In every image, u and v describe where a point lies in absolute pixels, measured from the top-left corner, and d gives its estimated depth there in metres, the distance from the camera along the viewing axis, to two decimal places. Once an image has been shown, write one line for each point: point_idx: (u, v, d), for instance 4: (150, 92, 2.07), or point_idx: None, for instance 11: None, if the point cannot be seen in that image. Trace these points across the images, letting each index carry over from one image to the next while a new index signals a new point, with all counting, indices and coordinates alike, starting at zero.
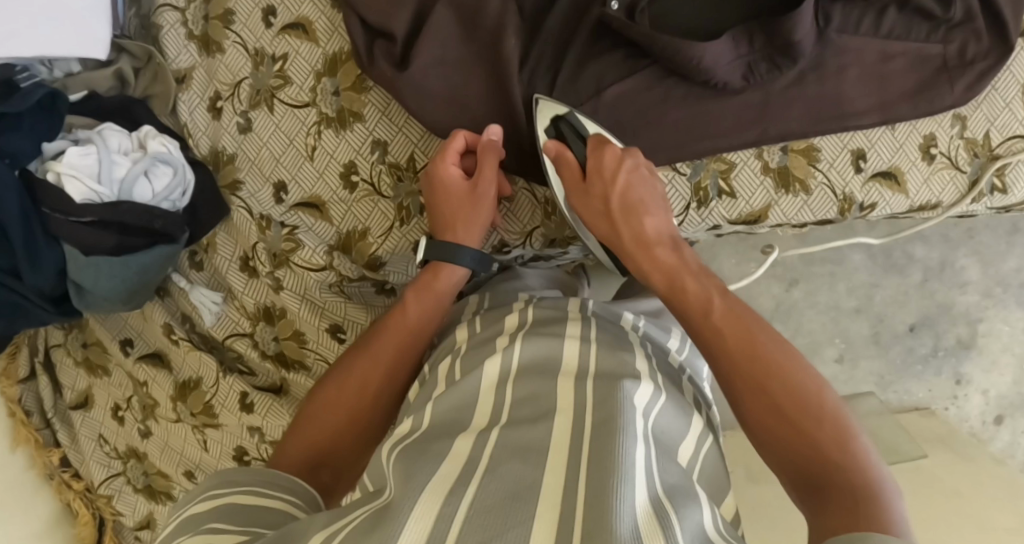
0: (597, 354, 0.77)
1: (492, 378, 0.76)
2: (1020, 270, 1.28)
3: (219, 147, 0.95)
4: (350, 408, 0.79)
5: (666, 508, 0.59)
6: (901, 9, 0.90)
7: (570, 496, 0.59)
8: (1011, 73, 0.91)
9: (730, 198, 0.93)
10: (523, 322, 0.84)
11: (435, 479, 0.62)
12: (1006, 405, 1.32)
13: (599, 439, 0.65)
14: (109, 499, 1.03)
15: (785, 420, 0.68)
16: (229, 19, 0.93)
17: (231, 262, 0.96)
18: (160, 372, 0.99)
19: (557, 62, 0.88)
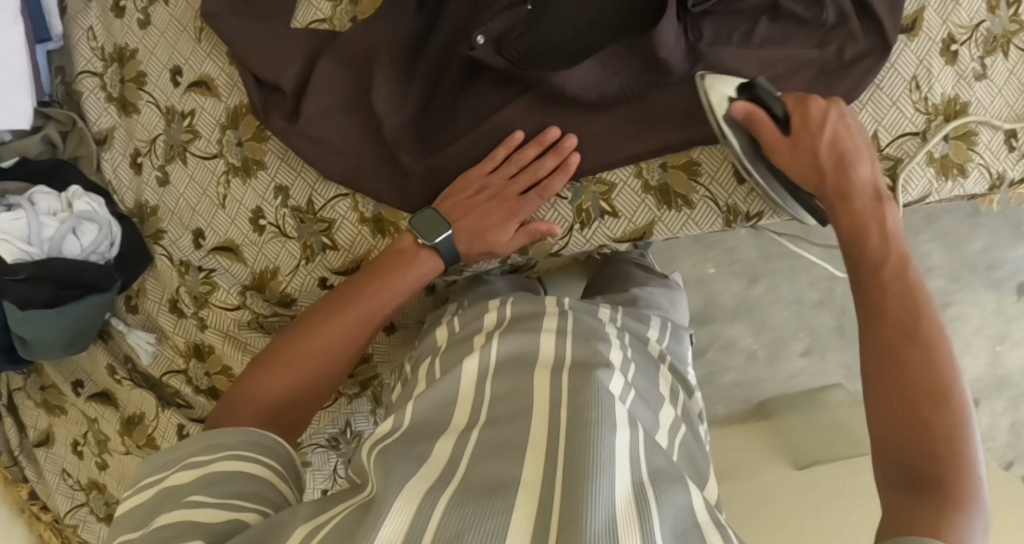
0: (571, 343, 0.83)
1: (472, 376, 0.82)
2: (984, 251, 1.40)
3: (142, 201, 1.02)
4: (321, 359, 0.85)
5: (645, 494, 0.61)
6: (773, 19, 0.92)
7: (547, 483, 0.63)
8: (896, 72, 0.97)
9: (614, 217, 0.92)
10: (500, 320, 0.91)
11: (415, 475, 0.65)
12: (979, 388, 1.47)
13: (574, 436, 0.67)
14: (75, 528, 1.12)
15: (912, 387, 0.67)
16: (141, 81, 1.00)
17: (161, 305, 1.04)
18: (108, 409, 1.07)
19: (431, 98, 0.90)
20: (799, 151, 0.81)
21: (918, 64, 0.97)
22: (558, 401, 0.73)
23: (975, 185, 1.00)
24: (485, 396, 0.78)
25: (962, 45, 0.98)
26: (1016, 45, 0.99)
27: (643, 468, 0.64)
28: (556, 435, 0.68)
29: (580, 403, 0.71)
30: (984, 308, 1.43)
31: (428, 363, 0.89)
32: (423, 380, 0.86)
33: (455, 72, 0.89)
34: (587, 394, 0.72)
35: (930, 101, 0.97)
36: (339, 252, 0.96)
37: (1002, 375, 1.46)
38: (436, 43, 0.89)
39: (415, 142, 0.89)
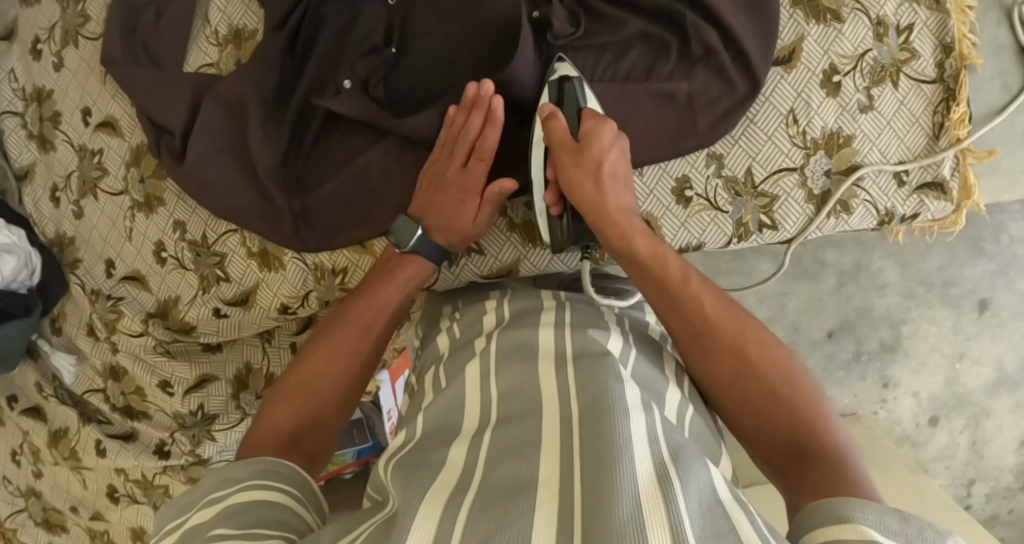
0: (570, 336, 0.79)
1: (474, 377, 0.78)
2: (941, 269, 1.40)
3: (61, 231, 1.09)
4: (323, 390, 0.83)
5: (668, 475, 0.58)
6: (643, 47, 0.91)
7: (567, 483, 0.60)
8: (771, 105, 0.92)
9: (480, 254, 0.97)
10: (500, 320, 0.88)
11: (432, 488, 0.64)
12: (939, 405, 1.46)
13: (588, 427, 0.65)
14: (15, 531, 1.25)
15: (760, 399, 0.74)
16: (57, 120, 1.07)
17: (78, 329, 1.11)
18: (37, 423, 1.16)
19: (302, 137, 0.97)
20: (581, 158, 0.84)
21: (796, 96, 0.92)
22: (569, 395, 0.70)
23: (862, 222, 0.95)
24: (492, 396, 0.75)
25: (844, 77, 0.92)
26: (906, 75, 0.92)
27: (662, 450, 0.62)
28: (569, 424, 0.66)
29: (590, 395, 0.68)
30: (942, 325, 1.42)
31: (432, 374, 0.85)
32: (432, 389, 0.83)
33: (322, 113, 0.96)
34: (596, 385, 0.69)
35: (808, 135, 0.92)
36: (231, 283, 1.01)
37: (959, 393, 1.45)
38: (307, 84, 0.96)
39: (288, 182, 0.97)
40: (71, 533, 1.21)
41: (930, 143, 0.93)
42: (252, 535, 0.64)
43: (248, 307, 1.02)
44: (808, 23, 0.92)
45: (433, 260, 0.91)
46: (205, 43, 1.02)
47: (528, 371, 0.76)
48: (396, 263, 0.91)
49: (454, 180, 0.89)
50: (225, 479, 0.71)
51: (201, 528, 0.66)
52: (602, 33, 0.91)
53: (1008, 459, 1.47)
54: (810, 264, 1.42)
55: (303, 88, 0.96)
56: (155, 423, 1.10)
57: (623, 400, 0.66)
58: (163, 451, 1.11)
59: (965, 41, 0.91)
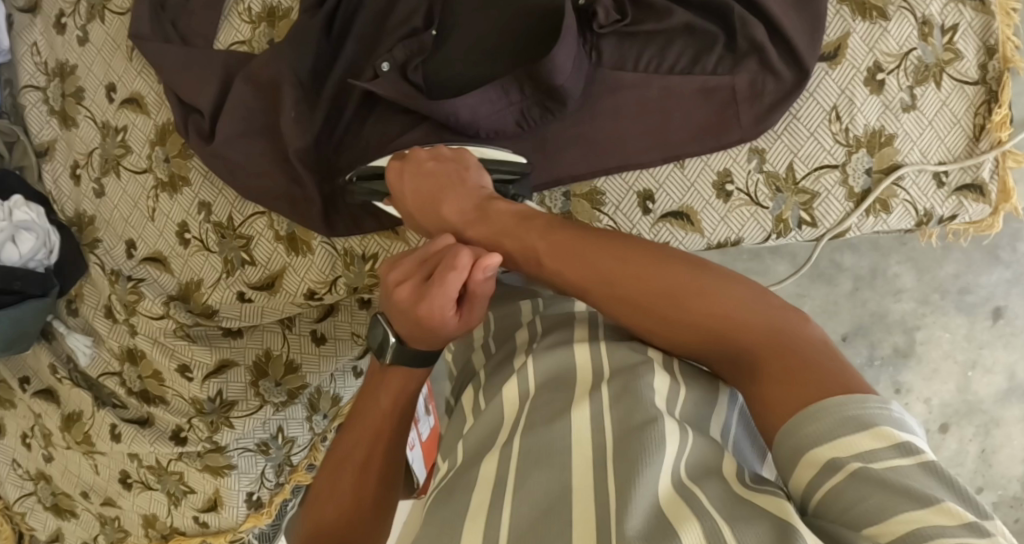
0: (607, 350, 0.69)
1: (513, 403, 0.67)
2: (957, 276, 1.40)
3: (81, 210, 1.07)
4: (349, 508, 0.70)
5: (694, 493, 0.55)
6: (687, 37, 0.90)
7: (600, 495, 0.56)
8: (815, 102, 0.91)
9: None
10: (533, 335, 0.78)
11: (466, 506, 0.59)
12: (950, 413, 1.46)
13: (626, 442, 0.59)
14: (23, 515, 1.21)
15: (696, 325, 0.63)
16: (80, 96, 1.05)
17: (96, 310, 1.08)
18: (50, 405, 1.13)
19: (331, 119, 0.95)
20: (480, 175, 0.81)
21: (840, 93, 0.91)
22: (602, 406, 0.63)
23: (900, 222, 0.94)
24: (526, 395, 0.67)
25: (888, 75, 0.91)
26: (949, 76, 0.91)
27: (687, 465, 0.58)
28: (605, 443, 0.60)
29: (630, 406, 0.62)
30: (956, 332, 1.42)
31: (470, 394, 0.77)
32: (470, 414, 0.74)
33: (358, 96, 0.94)
34: (633, 395, 0.62)
35: (851, 133, 0.91)
36: (257, 267, 0.99)
37: (970, 400, 1.45)
38: (344, 64, 0.94)
39: (319, 163, 0.95)
40: (81, 518, 1.19)
41: (971, 145, 0.92)
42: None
43: (273, 292, 1.00)
44: (853, 20, 0.91)
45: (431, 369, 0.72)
46: (237, 21, 0.99)
47: (558, 390, 0.67)
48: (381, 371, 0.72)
49: (418, 289, 0.67)
50: None
51: None
52: (648, 22, 0.89)
53: (1014, 470, 1.47)
54: (827, 266, 1.44)
55: (341, 66, 0.94)
56: (172, 408, 1.09)
57: (661, 409, 0.61)
58: (180, 437, 1.09)
59: (1009, 44, 0.90)
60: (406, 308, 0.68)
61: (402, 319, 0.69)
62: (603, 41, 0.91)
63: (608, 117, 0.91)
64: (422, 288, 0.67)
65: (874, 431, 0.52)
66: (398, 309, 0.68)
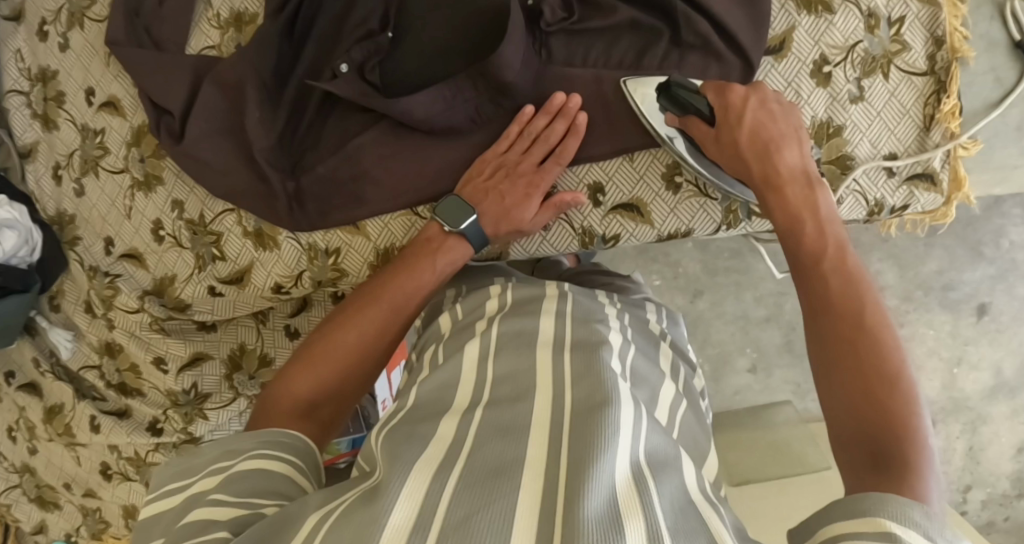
0: (571, 325, 0.81)
1: (473, 359, 0.78)
2: (939, 272, 1.40)
3: (61, 209, 1.11)
4: (344, 359, 0.84)
5: (645, 477, 0.61)
6: (634, 33, 0.93)
7: (553, 470, 0.62)
8: None
9: None
10: (502, 305, 0.86)
11: (422, 457, 0.65)
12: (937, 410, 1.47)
13: (581, 419, 0.66)
14: (8, 507, 1.27)
15: (859, 386, 0.67)
16: (61, 100, 1.09)
17: (76, 305, 1.12)
18: (33, 398, 1.18)
19: (297, 118, 0.99)
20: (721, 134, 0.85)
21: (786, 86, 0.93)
22: (562, 385, 0.72)
23: (852, 212, 0.95)
24: (488, 377, 0.76)
25: (835, 67, 0.92)
26: (897, 67, 0.92)
27: (642, 450, 0.65)
28: (561, 419, 0.67)
29: (585, 386, 0.70)
30: (939, 329, 1.43)
31: (431, 351, 0.84)
32: (427, 365, 0.82)
33: (318, 96, 0.98)
34: (593, 377, 0.71)
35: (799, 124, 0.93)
36: (227, 262, 1.03)
37: (957, 397, 1.45)
38: (307, 64, 0.98)
39: (285, 161, 0.98)
40: (64, 509, 1.23)
41: (922, 136, 0.93)
42: (249, 506, 0.66)
43: (243, 287, 1.03)
44: (800, 14, 0.92)
45: (472, 248, 0.91)
46: (207, 26, 1.04)
47: (520, 353, 0.77)
48: (438, 243, 0.91)
49: (521, 174, 0.91)
50: (230, 449, 0.73)
51: (204, 492, 0.68)
52: (594, 19, 0.93)
53: (1003, 467, 1.46)
54: None
55: (301, 67, 0.98)
56: (149, 400, 1.12)
57: (617, 389, 0.69)
58: (156, 428, 1.13)
59: (957, 35, 0.91)
60: (497, 194, 0.90)
61: (490, 204, 0.90)
62: (552, 39, 0.94)
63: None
64: (529, 175, 0.91)
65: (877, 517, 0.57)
66: (498, 189, 0.90)
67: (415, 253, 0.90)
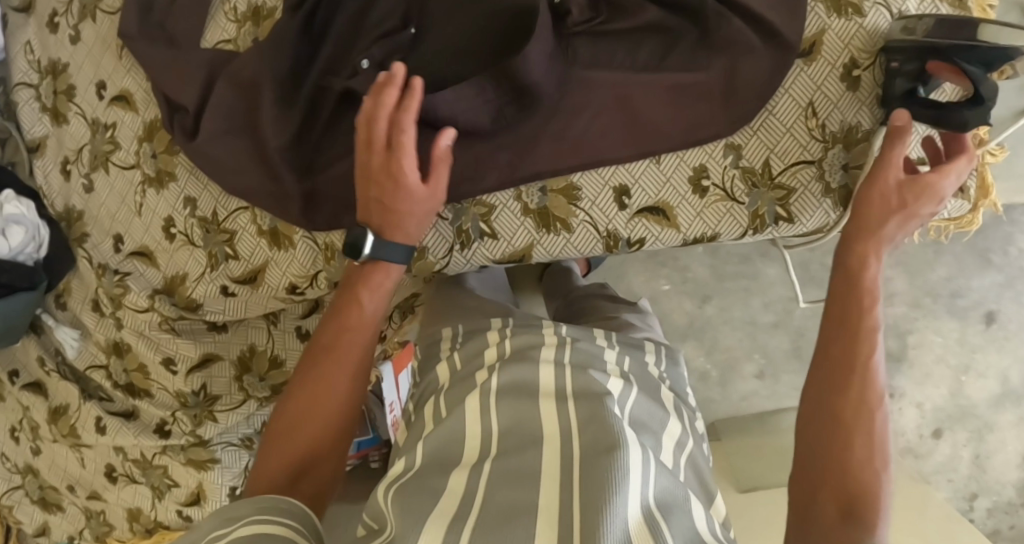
0: (570, 375, 0.84)
1: (474, 410, 0.82)
2: (948, 278, 1.41)
3: (70, 205, 1.09)
4: (316, 418, 0.84)
5: (655, 517, 0.67)
6: (661, 35, 0.91)
7: (565, 514, 0.68)
8: (791, 98, 0.90)
9: (493, 239, 0.95)
10: (502, 354, 0.92)
11: (436, 510, 0.72)
12: (944, 418, 1.46)
13: (589, 463, 0.71)
14: (10, 508, 1.24)
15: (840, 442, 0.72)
16: (71, 93, 1.07)
17: (84, 304, 1.10)
18: (38, 398, 1.16)
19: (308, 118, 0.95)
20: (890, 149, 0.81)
21: (815, 90, 0.90)
22: (568, 434, 0.76)
23: None
24: (492, 430, 0.80)
25: (864, 72, 0.89)
26: None
27: (651, 494, 0.70)
28: (569, 466, 0.72)
29: (593, 432, 0.75)
30: (948, 336, 1.43)
31: (434, 403, 0.89)
32: (432, 418, 0.87)
33: (334, 95, 0.94)
34: (599, 419, 0.76)
35: (827, 129, 0.91)
36: (240, 261, 1.00)
37: (963, 405, 1.45)
38: (323, 62, 0.95)
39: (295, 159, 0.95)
40: (66, 512, 1.21)
41: None
42: None
43: (256, 286, 1.01)
44: (829, 17, 0.89)
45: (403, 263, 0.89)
46: (223, 20, 1.00)
47: (527, 401, 0.82)
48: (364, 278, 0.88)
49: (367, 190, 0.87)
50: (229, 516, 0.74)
51: None
52: (620, 20, 0.91)
53: (1010, 476, 1.46)
54: None
55: (319, 66, 0.95)
56: (157, 401, 1.10)
57: (624, 434, 0.73)
58: (164, 430, 1.11)
59: None
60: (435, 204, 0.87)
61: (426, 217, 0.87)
62: (576, 40, 0.92)
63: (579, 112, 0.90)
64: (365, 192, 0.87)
65: None
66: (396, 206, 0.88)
67: (352, 289, 0.88)
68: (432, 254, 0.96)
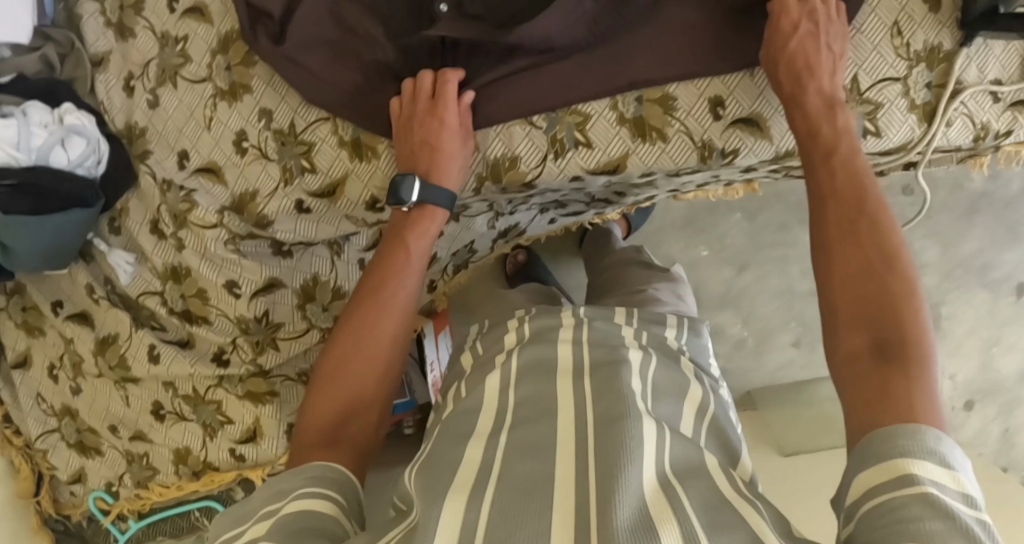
0: (587, 353, 0.89)
1: (495, 387, 0.88)
2: (977, 251, 1.51)
3: (132, 122, 1.05)
4: (362, 369, 0.87)
5: (671, 486, 0.68)
6: None
7: (582, 479, 0.69)
8: (876, 17, 0.93)
9: (587, 149, 0.92)
10: (520, 338, 0.96)
11: (453, 484, 0.71)
12: (974, 389, 1.55)
13: (604, 434, 0.74)
14: (46, 452, 1.20)
15: (863, 325, 0.71)
16: (140, 7, 1.04)
17: (141, 226, 1.06)
18: (84, 328, 1.11)
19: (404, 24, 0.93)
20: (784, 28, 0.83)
21: (900, 10, 0.92)
22: (581, 405, 0.80)
23: (958, 136, 0.96)
24: (509, 402, 0.84)
25: None
26: None
27: (666, 465, 0.71)
28: (584, 435, 0.75)
29: (604, 401, 0.79)
30: (970, 309, 1.54)
31: (455, 388, 0.94)
32: (453, 400, 0.91)
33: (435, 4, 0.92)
34: (612, 392, 0.80)
35: (911, 47, 0.93)
36: (318, 174, 0.97)
37: (993, 377, 1.54)
38: None
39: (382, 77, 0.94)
40: (106, 456, 1.17)
41: None
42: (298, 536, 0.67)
43: (335, 200, 0.98)
44: None
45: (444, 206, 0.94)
46: None
47: (543, 380, 0.86)
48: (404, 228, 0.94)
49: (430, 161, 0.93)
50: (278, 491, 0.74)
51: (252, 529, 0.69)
52: None
53: None
54: None
55: None
56: (215, 328, 1.06)
57: (637, 406, 0.77)
58: (222, 359, 1.07)
59: None
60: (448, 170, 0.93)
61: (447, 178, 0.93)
62: None
63: (670, 46, 0.88)
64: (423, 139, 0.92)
65: (903, 460, 0.59)
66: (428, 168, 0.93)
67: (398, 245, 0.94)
68: (524, 164, 0.94)
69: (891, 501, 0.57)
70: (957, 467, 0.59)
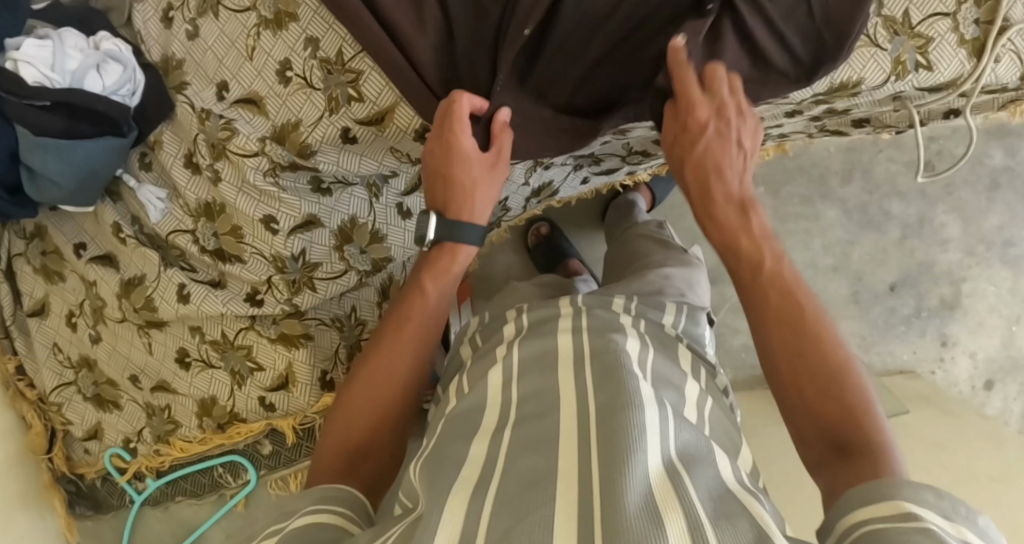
0: (589, 339, 0.82)
1: (497, 383, 0.81)
2: (1001, 227, 1.46)
3: (169, 53, 1.02)
4: (384, 393, 0.87)
5: (677, 471, 0.64)
6: None
7: (585, 470, 0.64)
8: None
9: None
10: (519, 329, 0.90)
11: (458, 481, 0.68)
12: (995, 369, 1.48)
13: (606, 422, 0.69)
14: (59, 407, 1.13)
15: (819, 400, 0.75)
16: None
17: (175, 158, 1.03)
18: (108, 270, 1.07)
19: None
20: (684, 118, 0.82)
21: None
22: (585, 395, 0.74)
23: (1006, 74, 0.94)
24: (512, 398, 0.78)
25: None
26: None
27: (671, 449, 0.67)
28: (587, 426, 0.70)
29: (610, 391, 0.73)
30: (999, 286, 1.47)
31: (456, 380, 0.87)
32: (454, 394, 0.85)
33: None
34: (615, 382, 0.74)
35: None
36: (366, 103, 0.91)
37: (1015, 356, 1.47)
38: None
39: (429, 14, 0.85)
40: (124, 410, 1.11)
41: None
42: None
43: (383, 128, 0.93)
44: None
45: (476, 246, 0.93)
46: None
47: (546, 374, 0.79)
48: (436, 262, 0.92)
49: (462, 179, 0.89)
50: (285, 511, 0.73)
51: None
52: None
53: None
54: (875, 213, 1.47)
55: None
56: (249, 268, 1.02)
57: (641, 392, 0.72)
58: (256, 299, 1.03)
59: None
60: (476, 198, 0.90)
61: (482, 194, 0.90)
62: None
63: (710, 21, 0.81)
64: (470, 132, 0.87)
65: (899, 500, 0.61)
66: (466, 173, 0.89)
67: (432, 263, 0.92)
68: None
69: (887, 530, 0.60)
70: (959, 515, 0.60)
